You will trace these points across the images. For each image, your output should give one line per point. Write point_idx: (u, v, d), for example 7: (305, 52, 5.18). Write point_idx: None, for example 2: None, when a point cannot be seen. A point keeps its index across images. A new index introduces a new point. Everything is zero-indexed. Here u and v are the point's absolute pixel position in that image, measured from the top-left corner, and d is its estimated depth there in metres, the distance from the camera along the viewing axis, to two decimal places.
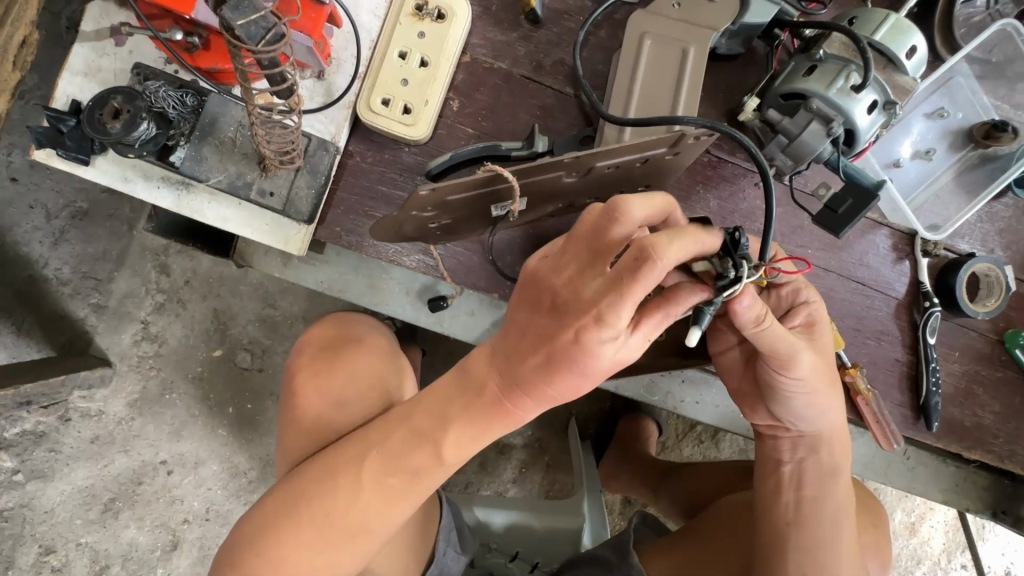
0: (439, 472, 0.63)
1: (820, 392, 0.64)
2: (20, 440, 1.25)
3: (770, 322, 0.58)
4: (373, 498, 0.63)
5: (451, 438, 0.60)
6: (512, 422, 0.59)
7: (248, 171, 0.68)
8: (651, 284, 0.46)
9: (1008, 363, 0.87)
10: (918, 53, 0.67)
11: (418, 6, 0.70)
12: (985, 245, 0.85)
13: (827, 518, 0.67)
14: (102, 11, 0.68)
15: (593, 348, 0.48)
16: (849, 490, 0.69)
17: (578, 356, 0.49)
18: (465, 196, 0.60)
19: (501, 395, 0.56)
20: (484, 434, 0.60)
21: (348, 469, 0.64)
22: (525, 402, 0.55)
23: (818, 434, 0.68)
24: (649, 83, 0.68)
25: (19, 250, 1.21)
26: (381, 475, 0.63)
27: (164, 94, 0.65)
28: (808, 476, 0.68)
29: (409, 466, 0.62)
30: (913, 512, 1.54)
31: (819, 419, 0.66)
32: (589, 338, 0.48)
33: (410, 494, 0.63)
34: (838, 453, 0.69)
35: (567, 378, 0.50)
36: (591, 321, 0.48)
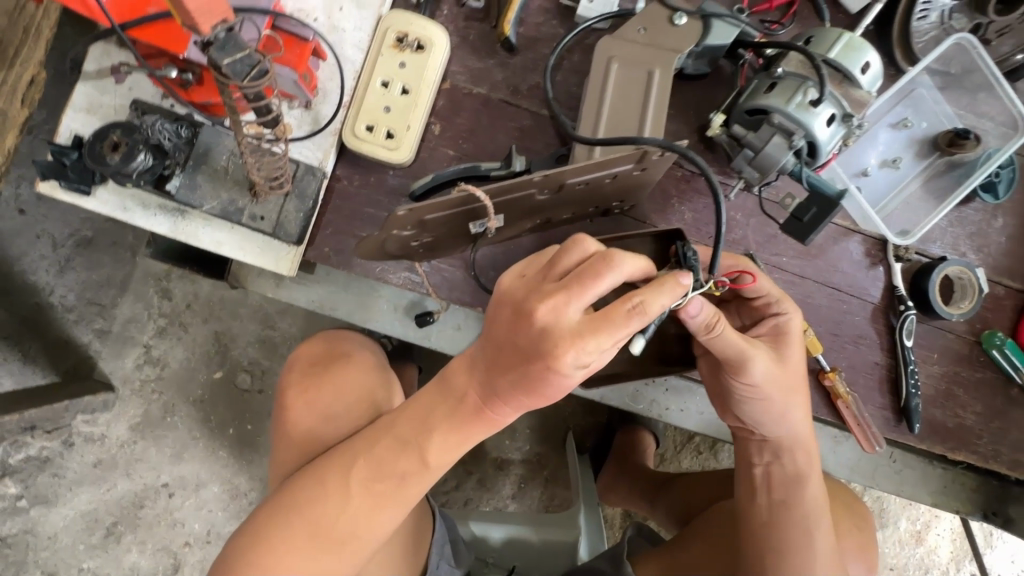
0: (425, 477, 0.65)
1: (773, 398, 0.68)
2: (25, 465, 1.27)
3: (721, 327, 0.62)
4: (361, 503, 0.65)
5: (436, 443, 0.62)
6: (493, 427, 0.62)
7: (240, 197, 0.72)
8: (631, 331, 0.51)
9: (987, 363, 0.89)
10: (872, 68, 0.70)
11: (399, 38, 0.74)
12: (955, 249, 0.88)
13: (800, 521, 0.70)
14: (103, 51, 0.72)
15: (565, 376, 0.51)
16: (821, 494, 0.72)
17: (557, 390, 0.53)
18: (443, 214, 0.63)
19: (480, 403, 0.59)
20: (467, 439, 0.62)
21: (337, 477, 0.66)
22: (504, 407, 0.58)
23: (782, 438, 0.71)
24: (618, 104, 0.72)
25: (25, 279, 1.24)
26: (369, 481, 0.65)
27: (160, 127, 0.69)
28: (777, 479, 0.72)
29: (395, 471, 0.64)
30: (918, 520, 1.53)
31: (783, 425, 0.70)
32: (569, 375, 0.51)
33: (398, 501, 0.65)
34: (807, 454, 0.72)
35: (535, 396, 0.54)
36: (574, 361, 0.50)
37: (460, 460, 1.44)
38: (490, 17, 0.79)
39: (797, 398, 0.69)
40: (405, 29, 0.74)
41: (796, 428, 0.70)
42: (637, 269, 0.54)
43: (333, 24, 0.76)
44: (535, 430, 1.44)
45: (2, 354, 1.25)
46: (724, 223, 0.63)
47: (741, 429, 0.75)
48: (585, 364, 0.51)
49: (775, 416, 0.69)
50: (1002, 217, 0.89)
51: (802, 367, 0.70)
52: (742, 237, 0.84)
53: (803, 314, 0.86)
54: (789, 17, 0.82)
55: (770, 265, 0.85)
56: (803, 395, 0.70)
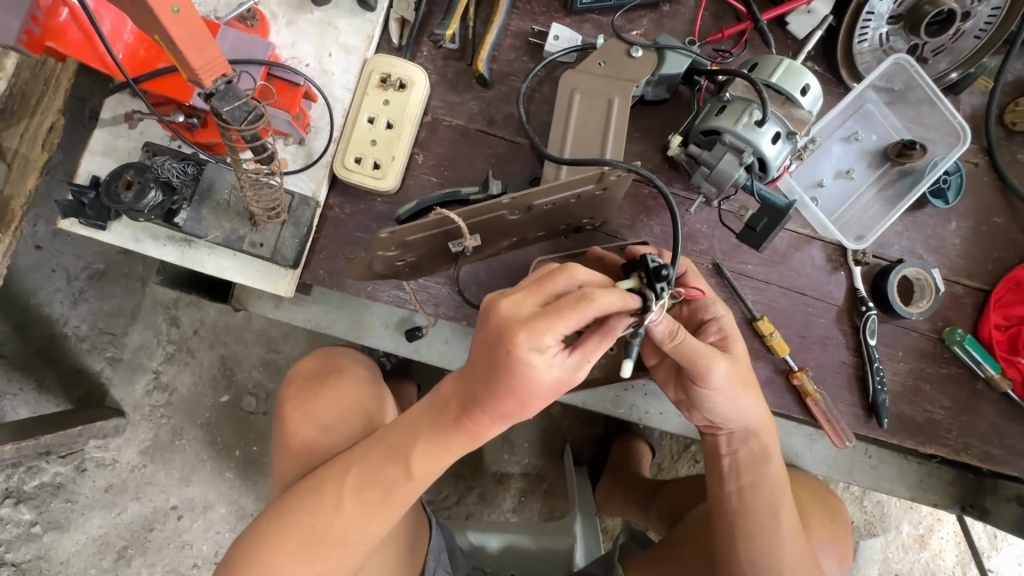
0: (411, 486, 0.70)
1: (735, 393, 0.72)
2: (39, 492, 1.32)
3: (682, 335, 0.66)
4: (355, 510, 0.70)
5: (420, 452, 0.67)
6: (475, 439, 0.67)
7: (241, 227, 0.78)
8: (580, 319, 0.56)
9: (951, 359, 0.93)
10: (812, 90, 0.77)
11: (383, 78, 0.82)
12: (912, 252, 0.94)
13: (765, 502, 0.75)
14: (118, 101, 0.80)
15: (523, 358, 0.56)
16: (781, 472, 0.77)
17: (522, 382, 0.58)
18: (423, 235, 0.70)
19: (462, 414, 0.64)
20: (449, 450, 0.67)
21: (333, 486, 0.71)
22: (481, 415, 0.63)
23: (744, 427, 0.75)
24: (582, 131, 0.80)
25: (41, 311, 1.31)
26: (359, 489, 0.70)
27: (168, 166, 0.77)
28: (744, 464, 0.76)
29: (385, 480, 0.69)
30: (921, 524, 1.51)
31: (741, 418, 0.74)
32: (528, 359, 0.56)
33: (386, 509, 0.70)
34: (766, 442, 0.76)
35: (506, 394, 0.59)
36: (529, 342, 0.56)
37: (460, 476, 1.47)
38: (466, 55, 0.87)
39: (752, 393, 0.74)
40: (388, 70, 0.82)
41: (755, 417, 0.75)
42: (595, 277, 0.61)
43: (323, 68, 0.84)
44: (531, 443, 1.48)
45: (19, 384, 1.31)
46: (681, 227, 0.64)
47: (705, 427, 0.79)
48: (540, 347, 0.56)
49: (742, 412, 0.73)
50: (955, 220, 0.95)
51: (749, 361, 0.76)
52: (708, 247, 0.90)
53: (771, 317, 0.91)
54: (741, 45, 0.89)
55: (736, 273, 0.90)
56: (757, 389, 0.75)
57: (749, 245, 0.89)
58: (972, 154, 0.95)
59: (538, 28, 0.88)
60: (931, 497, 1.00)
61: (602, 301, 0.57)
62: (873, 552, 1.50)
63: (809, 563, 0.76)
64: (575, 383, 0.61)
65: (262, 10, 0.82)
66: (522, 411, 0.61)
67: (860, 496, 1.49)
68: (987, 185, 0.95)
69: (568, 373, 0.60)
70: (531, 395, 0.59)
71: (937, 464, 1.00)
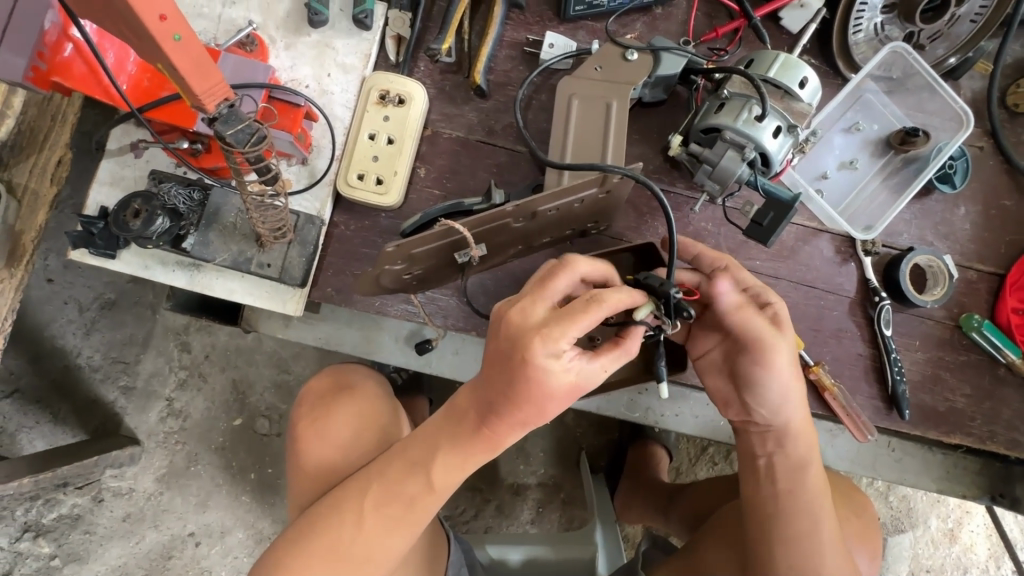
0: (431, 498, 0.68)
1: (790, 382, 0.71)
2: (57, 524, 1.32)
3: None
4: (376, 528, 0.68)
5: (440, 463, 0.66)
6: (493, 450, 0.65)
7: (248, 249, 0.79)
8: (587, 327, 0.56)
9: (969, 346, 0.92)
10: (810, 83, 0.77)
11: (381, 95, 0.83)
12: (923, 239, 0.93)
13: (803, 507, 0.72)
14: (124, 131, 0.81)
15: (541, 365, 0.55)
16: (822, 479, 0.75)
17: (541, 388, 0.56)
18: (428, 247, 0.70)
19: (480, 424, 0.63)
20: (467, 459, 0.66)
21: (353, 504, 0.70)
22: (497, 423, 0.61)
23: (785, 425, 0.73)
24: (582, 135, 0.80)
25: (54, 343, 1.33)
26: (380, 505, 0.69)
27: (175, 193, 0.78)
28: (781, 469, 0.74)
29: (404, 495, 0.68)
30: (949, 518, 1.48)
31: (784, 411, 0.73)
32: (545, 367, 0.55)
33: (410, 523, 0.69)
34: (807, 447, 0.74)
35: (525, 403, 0.58)
36: (544, 350, 0.55)
37: (477, 489, 1.45)
38: (462, 68, 0.88)
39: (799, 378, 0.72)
40: (386, 87, 0.83)
41: (795, 413, 0.73)
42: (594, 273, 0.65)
43: (323, 88, 0.85)
44: (547, 452, 1.46)
45: (35, 417, 1.32)
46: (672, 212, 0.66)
47: (743, 422, 0.78)
48: (557, 354, 0.56)
49: (793, 403, 0.72)
50: (964, 205, 0.94)
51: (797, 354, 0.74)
52: (715, 245, 0.89)
53: None
54: (735, 43, 0.90)
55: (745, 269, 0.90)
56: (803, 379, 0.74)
57: (756, 240, 0.86)
58: (977, 138, 0.94)
59: (532, 38, 0.89)
60: (959, 489, 0.98)
61: (607, 303, 0.58)
62: (902, 548, 1.47)
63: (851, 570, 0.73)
64: (592, 388, 0.60)
65: (260, 35, 0.83)
66: (539, 417, 0.60)
67: (884, 491, 1.46)
68: (994, 169, 0.94)
69: (589, 379, 0.58)
70: (550, 402, 0.58)
71: (963, 455, 0.98)
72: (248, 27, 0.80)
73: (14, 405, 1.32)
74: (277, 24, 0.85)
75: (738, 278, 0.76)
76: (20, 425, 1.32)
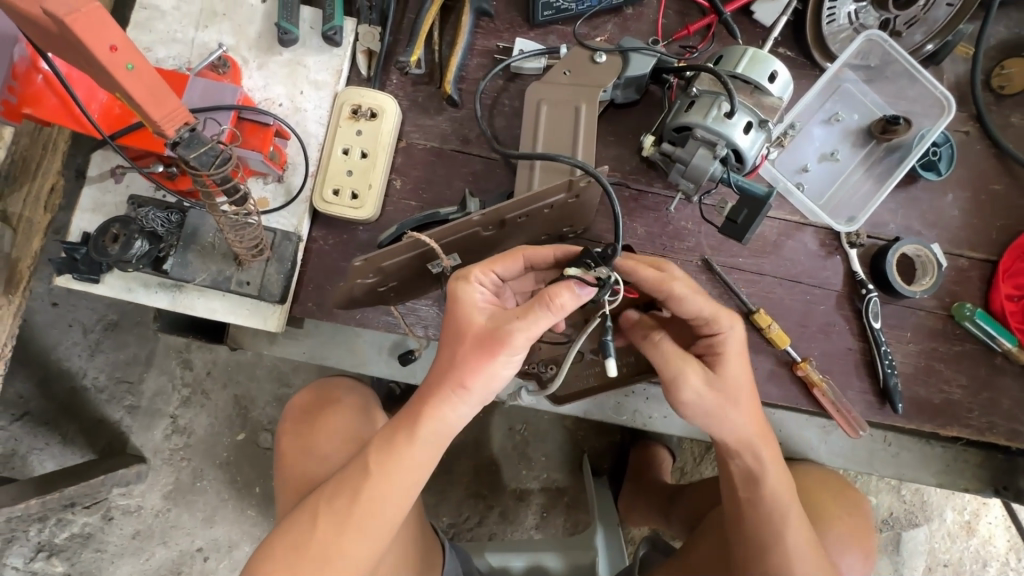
0: (376, 491, 0.65)
1: (710, 410, 0.70)
2: (70, 543, 1.34)
3: (656, 337, 0.70)
4: (328, 524, 0.65)
5: (381, 445, 0.66)
6: (433, 427, 0.64)
7: (227, 268, 0.80)
8: (505, 257, 0.66)
9: (963, 335, 0.89)
10: (780, 76, 0.76)
11: (353, 110, 0.84)
12: (910, 229, 0.91)
13: (767, 515, 0.73)
14: (103, 157, 0.83)
15: (451, 288, 0.65)
16: (785, 484, 0.74)
17: (454, 314, 0.63)
18: (398, 260, 0.70)
19: (418, 397, 0.65)
20: (404, 444, 0.65)
21: (312, 504, 0.67)
22: (427, 383, 0.65)
23: (727, 441, 0.73)
24: (553, 141, 0.81)
25: (61, 365, 1.35)
26: (332, 499, 0.66)
27: (152, 216, 0.80)
28: (738, 477, 0.74)
29: (354, 488, 0.66)
30: (965, 510, 1.44)
31: (724, 431, 0.71)
32: (453, 288, 0.65)
33: (358, 520, 0.65)
34: (757, 457, 0.73)
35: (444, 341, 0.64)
36: (459, 276, 0.66)
37: (480, 496, 1.44)
38: (434, 79, 0.88)
39: (739, 408, 0.71)
40: (358, 102, 0.84)
41: (741, 431, 0.71)
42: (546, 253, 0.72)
43: (296, 106, 0.85)
44: (548, 456, 1.45)
45: (45, 438, 1.34)
46: (620, 218, 0.64)
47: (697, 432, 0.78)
48: (468, 279, 0.65)
49: (728, 426, 0.71)
50: (951, 191, 0.92)
51: (747, 377, 0.72)
52: (696, 244, 0.88)
53: (767, 309, 0.89)
54: (708, 39, 0.89)
55: (728, 267, 0.89)
56: (749, 402, 0.72)
57: (732, 237, 0.85)
58: (962, 123, 0.92)
59: (503, 45, 0.89)
60: (961, 482, 0.96)
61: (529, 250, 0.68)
62: (918, 543, 1.43)
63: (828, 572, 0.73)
64: (502, 338, 0.59)
65: (232, 57, 0.85)
66: (453, 366, 0.62)
67: (896, 485, 1.42)
68: (981, 154, 0.92)
69: (495, 319, 0.61)
70: (459, 336, 0.62)
71: (963, 447, 0.96)
72: (220, 49, 0.81)
73: (23, 428, 1.34)
74: (249, 45, 0.86)
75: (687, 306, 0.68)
76: (31, 447, 1.34)
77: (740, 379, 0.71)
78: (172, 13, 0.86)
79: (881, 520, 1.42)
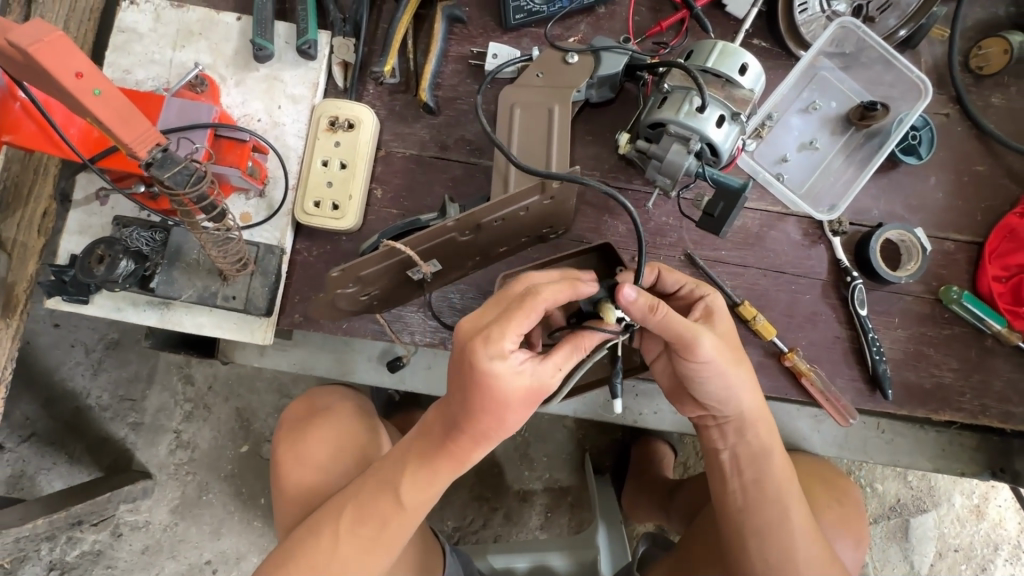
0: (403, 519, 0.67)
1: (727, 368, 0.69)
2: (80, 561, 1.36)
3: (663, 310, 0.64)
4: (352, 548, 0.66)
5: (408, 481, 0.66)
6: (459, 465, 0.65)
7: (213, 283, 0.81)
8: (527, 321, 0.58)
9: (952, 319, 0.89)
10: (751, 69, 0.77)
11: (331, 121, 0.84)
12: (894, 215, 0.91)
13: (773, 497, 0.73)
14: (88, 180, 0.85)
15: (486, 368, 0.56)
16: (785, 466, 0.75)
17: (491, 392, 0.57)
18: (376, 269, 0.72)
19: (444, 434, 0.64)
20: (436, 478, 0.65)
21: (327, 525, 0.68)
22: (461, 435, 0.62)
23: (741, 416, 0.73)
24: (529, 144, 0.81)
25: (65, 385, 1.37)
26: (353, 526, 0.67)
27: (137, 235, 0.81)
28: (744, 459, 0.75)
29: (375, 514, 0.66)
30: (974, 494, 1.42)
31: (732, 398, 0.71)
32: (491, 369, 0.56)
33: (385, 544, 0.67)
34: (767, 431, 0.74)
35: (482, 408, 0.59)
36: (488, 351, 0.57)
37: (483, 497, 1.43)
38: (410, 87, 0.89)
39: (744, 368, 0.71)
40: (335, 113, 0.84)
41: (749, 404, 0.72)
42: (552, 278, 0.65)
43: (274, 120, 0.87)
44: (550, 456, 1.44)
45: (52, 458, 1.36)
46: (639, 224, 0.64)
47: (703, 417, 0.77)
48: (502, 354, 0.57)
49: (738, 389, 0.71)
50: (934, 175, 0.91)
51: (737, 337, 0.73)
52: (678, 239, 0.88)
53: (753, 301, 0.88)
54: (681, 35, 0.89)
55: (711, 260, 0.89)
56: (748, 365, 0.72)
57: (710, 231, 0.86)
58: (942, 105, 0.92)
59: (476, 50, 0.90)
60: (957, 466, 0.95)
61: (545, 296, 0.59)
62: (927, 529, 1.41)
63: (827, 562, 0.73)
64: (550, 389, 0.60)
65: (210, 75, 0.86)
66: (496, 428, 0.61)
67: (902, 471, 1.41)
68: (963, 135, 0.92)
69: (541, 379, 0.59)
70: (502, 405, 0.58)
71: (958, 431, 0.96)
72: (197, 68, 0.82)
73: (31, 449, 1.36)
74: (226, 62, 0.87)
75: (671, 283, 0.74)
76: (38, 467, 1.36)
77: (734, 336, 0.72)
78: (149, 35, 0.87)
79: (888, 507, 1.41)
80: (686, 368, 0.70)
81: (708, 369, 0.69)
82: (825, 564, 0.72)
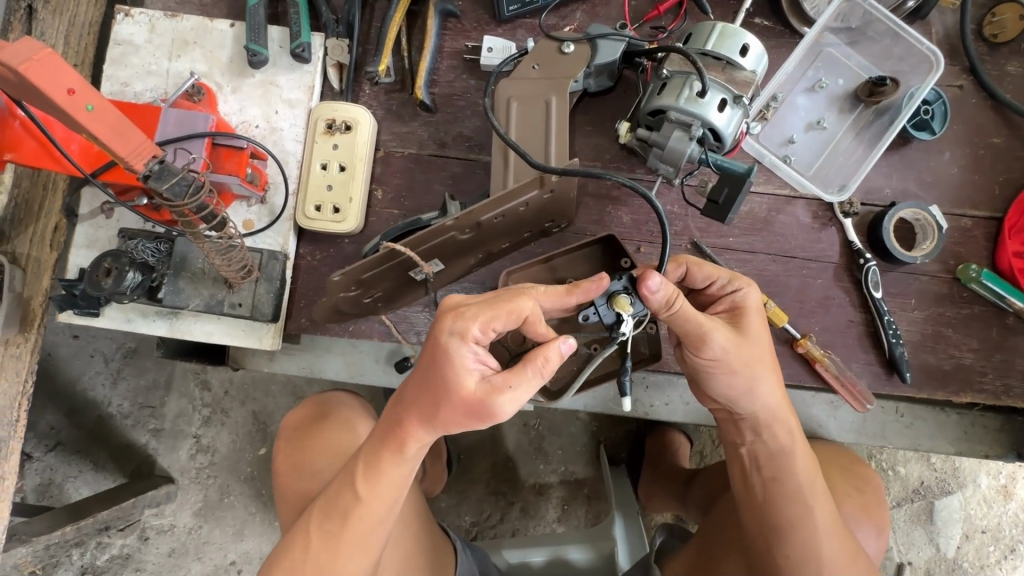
0: (366, 513, 0.65)
1: (734, 367, 0.67)
2: (111, 564, 1.39)
3: (680, 304, 0.62)
4: (321, 545, 0.66)
5: (364, 472, 0.65)
6: (409, 454, 0.64)
7: (219, 291, 0.82)
8: (501, 316, 0.58)
9: (971, 297, 0.86)
10: (752, 49, 0.75)
11: (328, 124, 0.84)
12: (907, 193, 0.88)
13: (796, 493, 0.71)
14: (93, 195, 0.88)
15: (444, 344, 0.56)
16: (810, 464, 0.73)
17: (441, 376, 0.57)
18: (376, 271, 0.72)
19: (393, 423, 0.63)
20: (386, 470, 0.64)
21: (304, 527, 0.68)
22: (405, 421, 0.62)
23: (756, 415, 0.72)
24: (527, 137, 0.80)
25: (86, 394, 1.40)
26: (322, 523, 0.66)
27: (143, 247, 0.82)
28: (763, 457, 0.74)
29: (341, 511, 0.66)
30: (1001, 474, 1.39)
31: (752, 397, 0.70)
32: (448, 346, 0.56)
33: (350, 541, 0.66)
34: (787, 432, 0.73)
35: (430, 389, 0.58)
36: (453, 328, 0.57)
37: (500, 492, 1.43)
38: (406, 85, 0.88)
39: (763, 369, 0.69)
40: (332, 116, 0.84)
41: (770, 402, 0.71)
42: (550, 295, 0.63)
43: (272, 126, 0.86)
44: (565, 449, 1.44)
45: (78, 466, 1.39)
46: (667, 227, 0.64)
47: (721, 411, 0.76)
48: (464, 336, 0.56)
49: (753, 386, 0.69)
50: (948, 149, 0.88)
51: (765, 338, 0.70)
52: (683, 228, 0.87)
53: (763, 287, 0.87)
54: (679, 18, 0.87)
55: (719, 247, 0.87)
56: (770, 366, 0.70)
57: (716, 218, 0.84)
58: (955, 77, 0.89)
59: (471, 44, 0.89)
60: (981, 449, 0.93)
61: (525, 304, 0.59)
62: (953, 511, 1.38)
63: (851, 558, 0.72)
64: (493, 409, 0.56)
65: (206, 83, 0.86)
66: (437, 417, 0.59)
67: (925, 453, 1.39)
68: (977, 107, 0.88)
69: (488, 387, 0.57)
70: (448, 395, 0.57)
71: (981, 412, 0.93)
72: (193, 76, 0.82)
73: (57, 457, 1.39)
74: (222, 70, 0.87)
75: (702, 277, 0.70)
76: (66, 475, 1.39)
77: (762, 340, 0.69)
78: (146, 47, 0.87)
79: (912, 490, 1.38)
80: (693, 358, 0.69)
81: (717, 367, 0.68)
82: (848, 563, 0.71)
